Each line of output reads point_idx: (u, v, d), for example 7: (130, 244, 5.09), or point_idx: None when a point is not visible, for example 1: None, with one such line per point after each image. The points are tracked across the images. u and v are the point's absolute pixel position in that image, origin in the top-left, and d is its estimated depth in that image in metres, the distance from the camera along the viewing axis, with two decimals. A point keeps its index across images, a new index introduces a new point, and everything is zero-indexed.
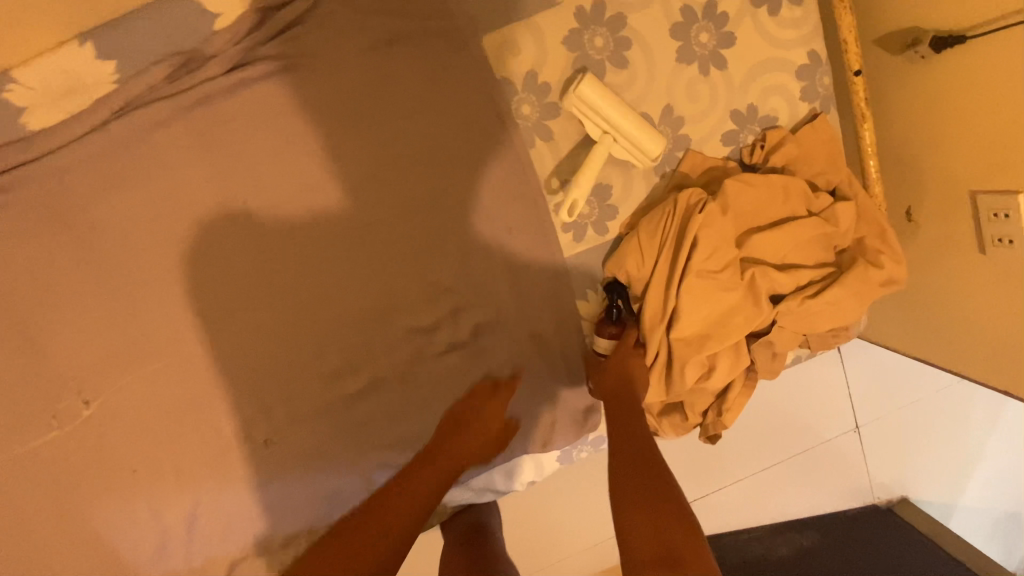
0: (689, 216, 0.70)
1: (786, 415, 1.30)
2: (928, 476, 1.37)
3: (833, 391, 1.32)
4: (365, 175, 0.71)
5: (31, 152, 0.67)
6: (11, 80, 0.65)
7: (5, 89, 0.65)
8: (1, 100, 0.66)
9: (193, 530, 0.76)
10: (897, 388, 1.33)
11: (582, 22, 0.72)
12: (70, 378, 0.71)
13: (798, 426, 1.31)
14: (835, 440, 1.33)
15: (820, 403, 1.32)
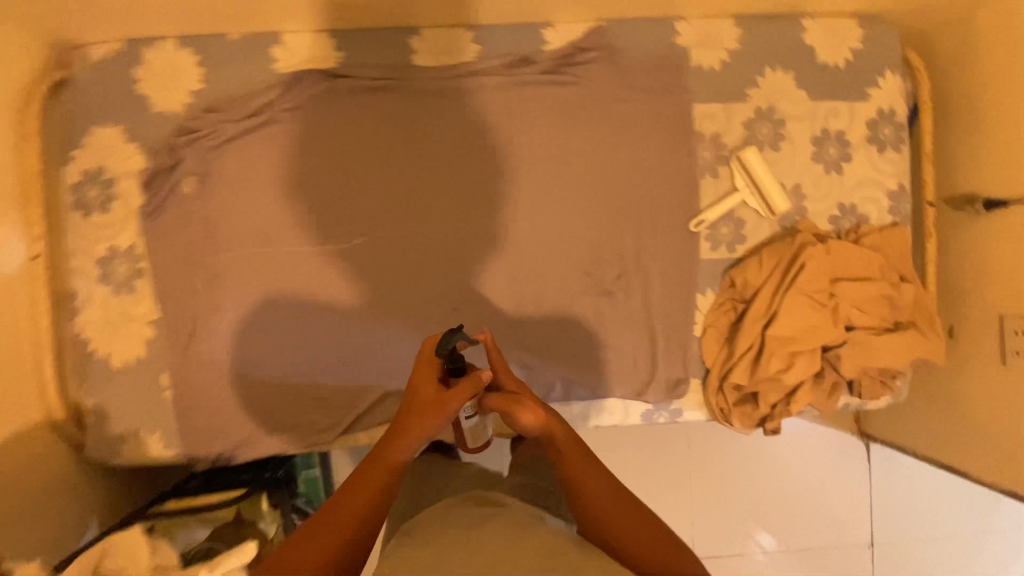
0: (800, 250, 1.01)
1: (810, 504, 1.45)
2: None
3: (856, 497, 1.46)
4: (592, 159, 1.06)
5: (401, 73, 1.03)
6: (418, 35, 1.04)
7: (412, 38, 1.04)
8: (406, 44, 1.04)
9: (383, 350, 1.04)
10: (919, 515, 1.45)
11: (759, 115, 1.06)
12: (355, 216, 1.03)
13: (818, 519, 1.46)
14: (850, 545, 1.45)
15: (843, 504, 1.47)
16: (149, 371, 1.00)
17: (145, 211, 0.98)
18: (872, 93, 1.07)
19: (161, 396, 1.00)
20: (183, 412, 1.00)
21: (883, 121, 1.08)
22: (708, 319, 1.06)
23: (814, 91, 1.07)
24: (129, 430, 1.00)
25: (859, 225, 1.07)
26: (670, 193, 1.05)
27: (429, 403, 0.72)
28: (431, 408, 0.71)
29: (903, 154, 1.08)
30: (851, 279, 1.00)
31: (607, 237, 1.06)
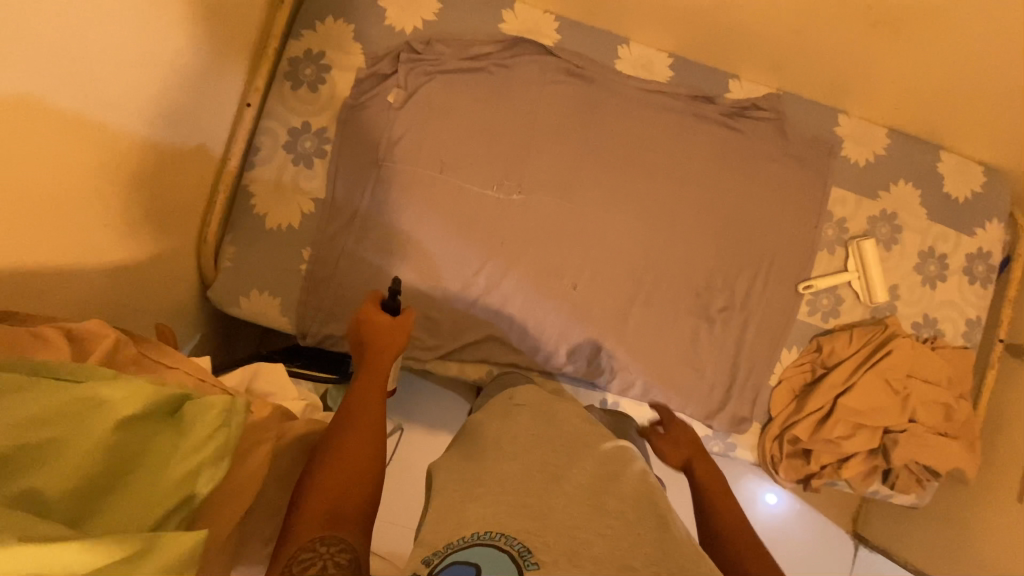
0: (888, 339, 1.12)
1: None
2: None
3: None
4: (734, 202, 1.18)
5: (604, 72, 1.16)
6: (626, 45, 1.18)
7: (620, 47, 1.18)
8: (614, 49, 1.18)
9: (500, 298, 1.13)
10: None
11: (882, 216, 1.20)
12: (521, 173, 1.12)
13: None
14: None
15: None
16: (295, 239, 1.07)
17: (349, 102, 1.08)
18: (978, 232, 1.22)
19: (296, 265, 1.07)
20: (310, 287, 1.07)
21: (979, 258, 1.22)
22: (786, 373, 1.17)
23: (933, 213, 1.22)
24: (257, 285, 1.06)
25: (935, 338, 1.20)
26: (789, 253, 1.18)
27: (386, 335, 0.80)
28: (393, 335, 0.80)
29: (987, 292, 1.23)
30: (924, 379, 1.12)
31: (724, 271, 1.17)
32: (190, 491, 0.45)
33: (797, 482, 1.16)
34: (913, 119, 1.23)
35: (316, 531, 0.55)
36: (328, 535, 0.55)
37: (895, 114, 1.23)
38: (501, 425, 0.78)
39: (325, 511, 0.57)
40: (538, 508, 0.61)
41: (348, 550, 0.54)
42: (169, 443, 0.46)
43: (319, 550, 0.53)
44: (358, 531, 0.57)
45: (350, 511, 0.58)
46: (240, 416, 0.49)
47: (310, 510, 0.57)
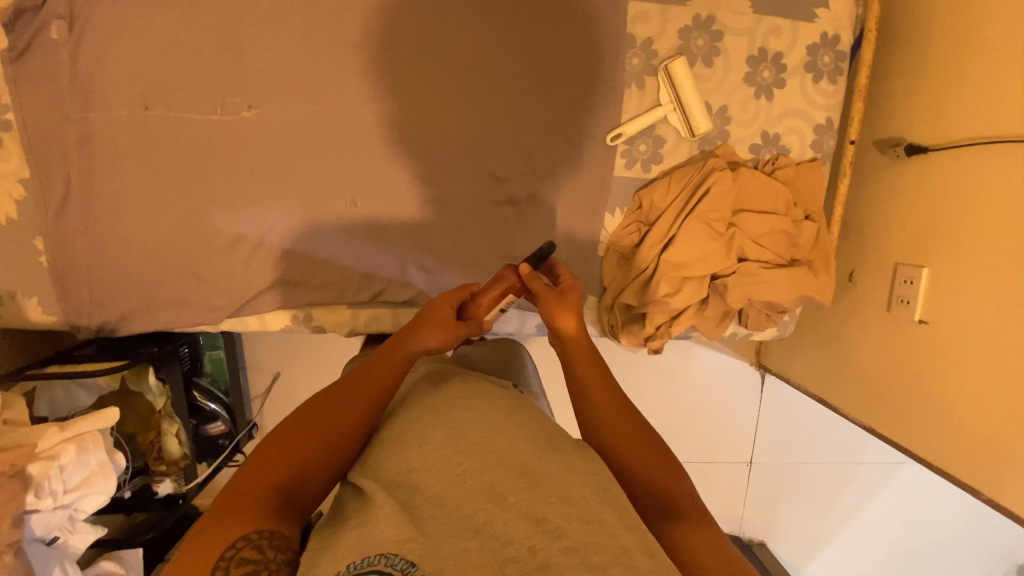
0: (707, 176, 0.98)
1: (702, 431, 1.58)
2: (797, 519, 1.63)
3: (744, 427, 1.59)
4: (513, 54, 0.98)
5: None
6: None
7: None
8: None
9: (275, 236, 1.01)
10: (797, 438, 1.60)
11: (695, 25, 0.99)
12: (243, 84, 0.94)
13: (708, 444, 1.59)
14: (726, 465, 1.60)
15: (731, 434, 1.59)
16: (22, 231, 0.95)
17: (7, 55, 0.89)
18: (819, 13, 1.00)
19: (36, 260, 0.96)
20: (60, 279, 0.97)
21: (824, 46, 1.01)
22: (611, 239, 1.06)
23: (759, 4, 0.99)
24: (5, 291, 0.97)
25: (777, 158, 1.05)
26: (591, 101, 1.00)
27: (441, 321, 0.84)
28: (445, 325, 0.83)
29: (837, 87, 1.03)
30: (753, 210, 1.00)
31: (519, 141, 1.01)
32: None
33: (639, 347, 1.09)
34: None
35: (262, 521, 0.57)
36: (275, 527, 0.58)
37: None
38: (417, 412, 0.72)
39: (275, 490, 0.61)
40: (437, 523, 0.57)
41: (288, 551, 0.57)
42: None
43: (257, 549, 0.55)
44: (295, 525, 0.60)
45: (300, 497, 0.63)
46: None
47: (257, 489, 0.60)
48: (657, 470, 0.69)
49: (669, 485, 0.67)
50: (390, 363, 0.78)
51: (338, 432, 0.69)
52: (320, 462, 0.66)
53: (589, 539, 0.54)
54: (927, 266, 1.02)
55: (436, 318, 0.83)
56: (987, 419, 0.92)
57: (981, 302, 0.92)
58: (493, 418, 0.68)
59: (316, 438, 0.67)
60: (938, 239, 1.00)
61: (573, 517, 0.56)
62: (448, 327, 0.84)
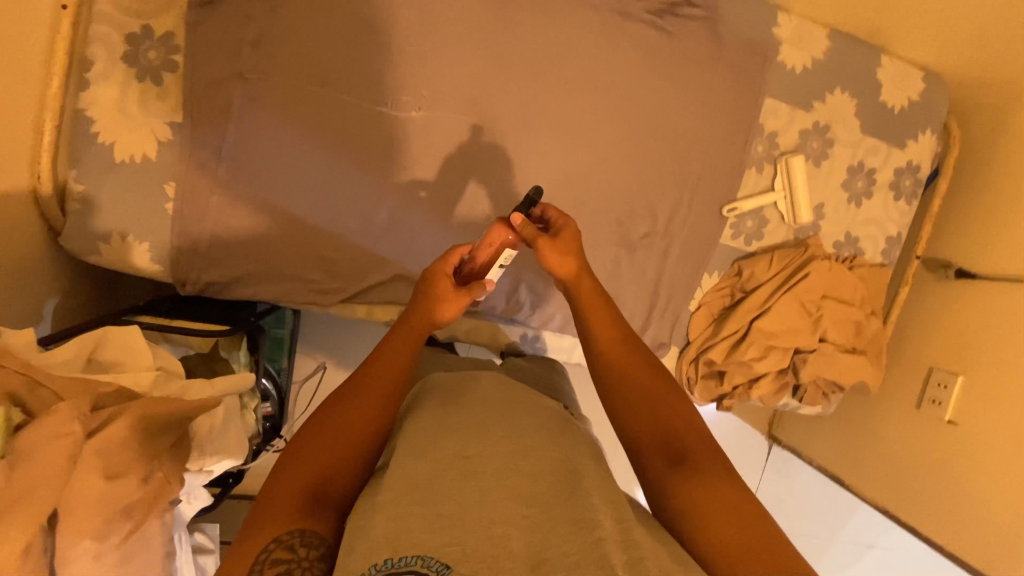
0: (807, 261, 1.11)
1: None
2: None
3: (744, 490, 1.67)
4: (661, 116, 1.07)
5: None
6: None
7: None
8: None
9: (406, 231, 1.02)
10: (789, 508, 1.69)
11: (813, 130, 1.13)
12: (417, 85, 0.98)
13: None
14: None
15: None
16: (155, 175, 0.92)
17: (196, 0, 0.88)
18: (909, 144, 1.17)
19: (161, 206, 0.93)
20: (181, 231, 0.94)
21: (908, 172, 1.18)
22: (705, 298, 1.15)
23: (866, 125, 1.15)
24: (117, 230, 0.92)
25: (854, 256, 1.19)
26: (717, 173, 1.11)
27: (440, 295, 0.84)
28: (446, 299, 0.83)
29: (910, 207, 1.20)
30: (838, 298, 1.12)
31: (647, 194, 1.10)
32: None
33: (711, 402, 1.19)
34: (853, 12, 1.12)
35: (292, 519, 0.61)
36: (307, 524, 0.62)
37: (836, 7, 1.12)
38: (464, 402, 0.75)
39: (307, 486, 0.65)
40: (472, 521, 0.59)
41: (321, 547, 0.61)
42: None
43: (288, 549, 0.59)
44: (328, 521, 0.64)
45: (332, 490, 0.66)
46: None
47: (288, 496, 0.63)
48: (703, 470, 0.70)
49: (703, 497, 0.67)
50: (396, 355, 0.78)
51: (354, 428, 0.70)
52: (346, 455, 0.69)
53: (622, 538, 0.58)
54: (962, 374, 1.17)
55: (434, 291, 0.83)
56: (1005, 515, 1.05)
57: (1007, 409, 1.08)
58: (499, 425, 0.72)
59: (336, 434, 0.69)
60: (976, 351, 1.16)
61: (611, 513, 0.61)
62: (446, 298, 0.84)
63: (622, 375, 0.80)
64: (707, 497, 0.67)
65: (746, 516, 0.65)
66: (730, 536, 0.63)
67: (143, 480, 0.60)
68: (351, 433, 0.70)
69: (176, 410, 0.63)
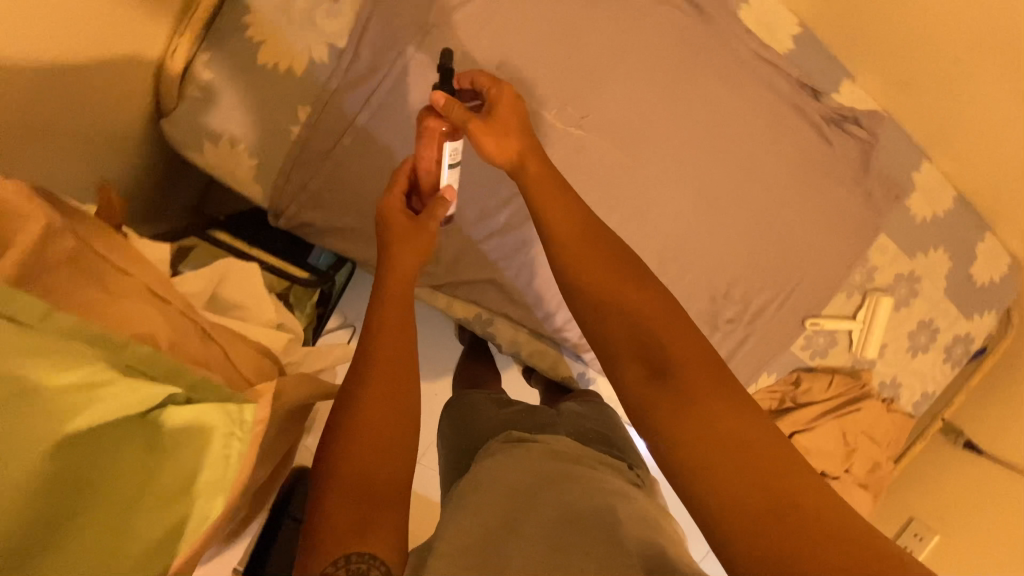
0: (862, 397, 1.17)
1: None
2: None
3: None
4: (791, 216, 1.07)
5: (711, 22, 0.99)
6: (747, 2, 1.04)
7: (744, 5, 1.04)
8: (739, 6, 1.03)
9: (518, 241, 0.96)
10: None
11: (907, 277, 1.17)
12: (586, 101, 0.94)
13: None
14: None
15: None
16: (292, 90, 0.82)
17: None
18: (977, 318, 1.23)
19: (286, 126, 0.84)
20: (297, 158, 0.85)
21: (964, 342, 1.25)
22: (757, 395, 1.17)
23: (950, 288, 1.20)
24: (228, 134, 0.82)
25: (892, 400, 1.24)
26: (814, 286, 1.12)
27: (403, 232, 0.70)
28: (410, 237, 0.70)
29: (952, 372, 1.27)
30: (872, 438, 1.18)
31: (749, 283, 1.09)
32: (174, 540, 0.43)
33: None
34: (979, 184, 1.17)
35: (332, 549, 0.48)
36: (350, 549, 0.48)
37: (969, 174, 1.16)
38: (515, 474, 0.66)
39: (344, 501, 0.51)
40: None
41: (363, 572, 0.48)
42: (190, 450, 0.43)
43: None
44: (382, 534, 0.50)
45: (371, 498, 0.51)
46: (246, 433, 0.44)
47: (336, 517, 0.50)
48: (710, 391, 0.51)
49: (728, 424, 0.49)
50: (392, 310, 0.64)
51: (372, 419, 0.55)
52: (372, 453, 0.54)
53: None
54: (940, 534, 1.25)
55: (396, 233, 0.69)
56: None
57: None
58: (537, 478, 0.65)
59: (359, 431, 0.54)
60: (963, 521, 1.23)
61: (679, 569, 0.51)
62: (411, 233, 0.70)
63: (606, 299, 0.59)
64: (718, 423, 0.49)
65: (774, 465, 0.46)
66: (748, 500, 0.45)
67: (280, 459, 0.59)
68: (372, 424, 0.55)
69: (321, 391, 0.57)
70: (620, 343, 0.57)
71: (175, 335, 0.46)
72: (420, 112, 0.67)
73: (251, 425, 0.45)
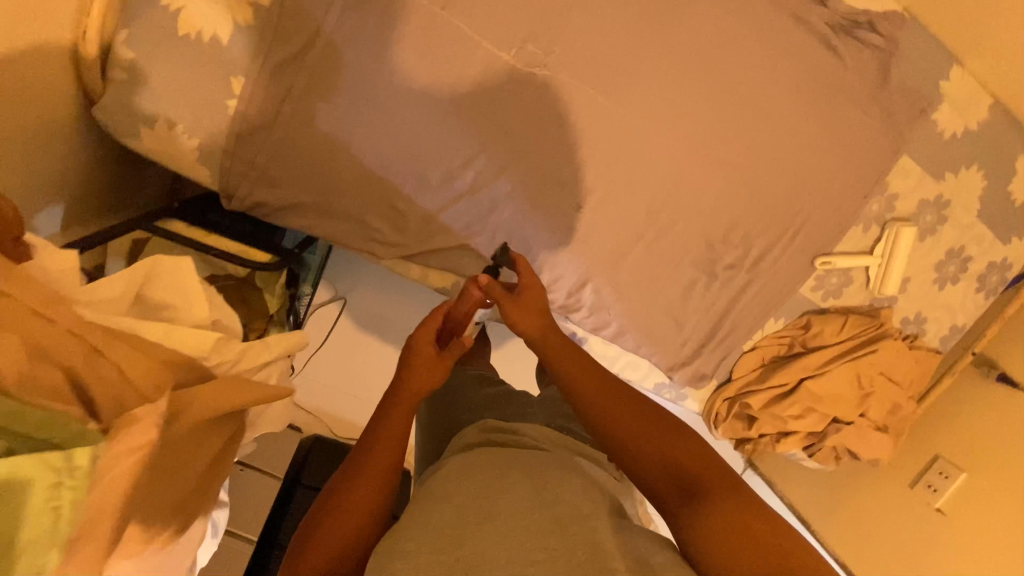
0: (879, 336, 1.08)
1: None
2: None
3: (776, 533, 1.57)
4: (795, 146, 0.96)
5: None
6: None
7: None
8: None
9: (488, 200, 0.90)
10: None
11: (934, 202, 1.05)
12: (548, 37, 0.84)
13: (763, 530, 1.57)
14: None
15: None
16: (223, 61, 0.77)
17: None
18: (1015, 242, 1.11)
19: (223, 101, 0.78)
20: (241, 136, 0.80)
21: (1000, 269, 1.13)
22: (763, 342, 1.11)
23: (986, 211, 1.07)
24: (162, 115, 0.77)
25: (915, 337, 1.16)
26: (824, 220, 1.02)
27: (427, 361, 0.73)
28: (429, 368, 0.73)
29: (986, 302, 1.16)
30: (891, 378, 1.11)
31: (750, 225, 1.00)
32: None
33: (731, 440, 1.18)
34: None
35: None
36: None
37: (1011, 77, 1.01)
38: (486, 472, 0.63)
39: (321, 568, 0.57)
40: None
41: None
42: (3, 512, 0.40)
43: None
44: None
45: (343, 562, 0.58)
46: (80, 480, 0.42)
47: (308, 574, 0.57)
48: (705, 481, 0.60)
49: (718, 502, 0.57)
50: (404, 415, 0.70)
51: (369, 497, 0.62)
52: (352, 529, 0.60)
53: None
54: (967, 472, 1.19)
55: (421, 359, 0.72)
56: None
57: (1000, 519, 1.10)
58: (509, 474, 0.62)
59: (354, 509, 0.61)
60: (992, 458, 1.16)
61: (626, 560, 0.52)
62: (432, 363, 0.73)
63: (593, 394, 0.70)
64: (718, 511, 0.56)
65: (761, 535, 0.54)
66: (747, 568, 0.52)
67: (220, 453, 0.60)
68: (363, 498, 0.62)
69: (239, 410, 0.56)
70: (650, 467, 0.64)
71: (25, 369, 0.44)
72: (471, 281, 0.78)
73: (86, 469, 0.43)
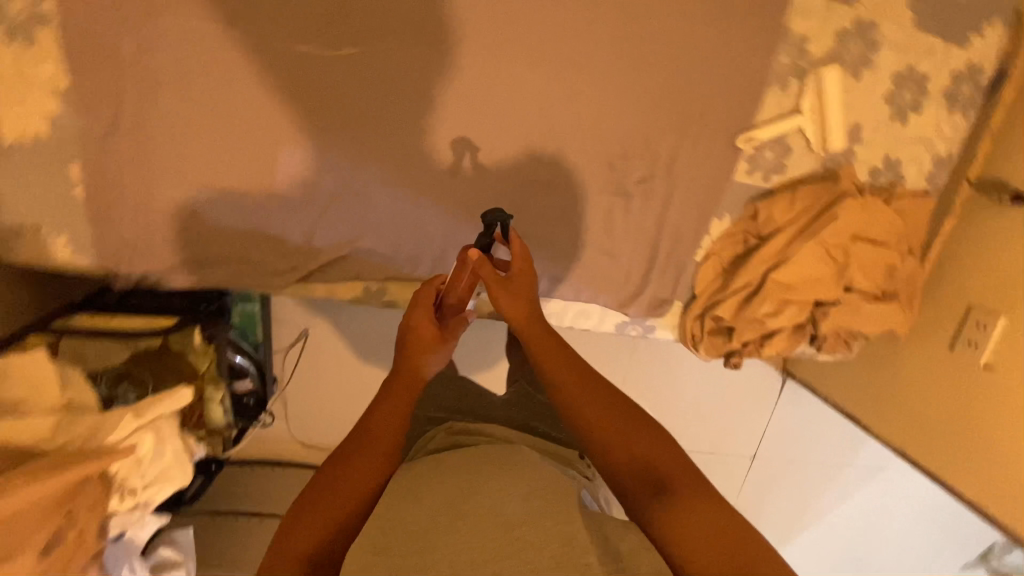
0: (839, 198, 0.94)
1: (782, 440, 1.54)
2: (781, 522, 1.62)
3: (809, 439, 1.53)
4: (658, 28, 0.86)
5: None
6: None
7: None
8: None
9: (357, 198, 0.88)
10: (815, 450, 1.54)
11: (854, 30, 0.90)
12: (348, 13, 0.79)
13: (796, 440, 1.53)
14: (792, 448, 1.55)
15: (807, 447, 1.54)
16: (54, 154, 0.78)
17: None
18: (976, 39, 0.94)
19: (69, 190, 0.80)
20: (99, 218, 0.82)
21: (969, 77, 0.96)
22: (715, 247, 1.01)
23: (922, 18, 0.91)
24: (26, 223, 0.81)
25: (894, 185, 1.00)
26: (727, 95, 0.91)
27: (423, 341, 0.80)
28: (428, 347, 0.80)
29: (967, 118, 0.98)
30: (871, 239, 0.97)
31: (645, 128, 0.91)
32: None
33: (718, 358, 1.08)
34: None
35: None
36: None
37: None
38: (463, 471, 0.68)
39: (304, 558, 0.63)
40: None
41: None
42: None
43: None
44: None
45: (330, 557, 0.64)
46: None
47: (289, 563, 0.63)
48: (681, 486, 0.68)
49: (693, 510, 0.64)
50: (392, 405, 0.77)
51: (361, 480, 0.70)
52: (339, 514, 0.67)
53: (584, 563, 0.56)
54: (1007, 315, 0.99)
55: (418, 337, 0.80)
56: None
57: None
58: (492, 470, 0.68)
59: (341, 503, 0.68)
60: None
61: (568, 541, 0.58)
62: (434, 340, 0.81)
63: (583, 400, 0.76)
64: (690, 519, 0.64)
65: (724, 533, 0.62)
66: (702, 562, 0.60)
67: (66, 515, 0.72)
68: (348, 494, 0.69)
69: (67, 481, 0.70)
70: (635, 469, 0.70)
71: None
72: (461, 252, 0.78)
73: None
